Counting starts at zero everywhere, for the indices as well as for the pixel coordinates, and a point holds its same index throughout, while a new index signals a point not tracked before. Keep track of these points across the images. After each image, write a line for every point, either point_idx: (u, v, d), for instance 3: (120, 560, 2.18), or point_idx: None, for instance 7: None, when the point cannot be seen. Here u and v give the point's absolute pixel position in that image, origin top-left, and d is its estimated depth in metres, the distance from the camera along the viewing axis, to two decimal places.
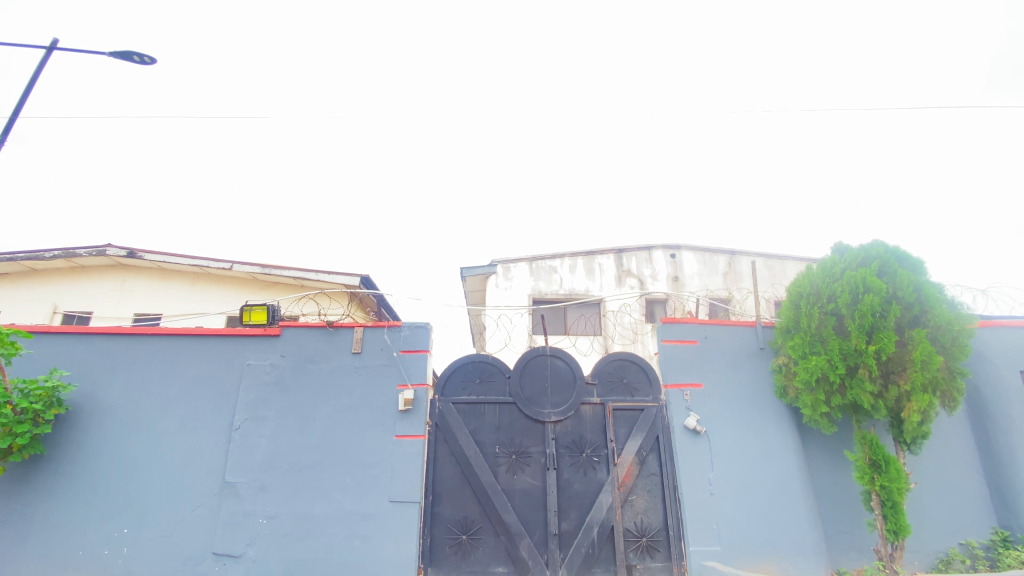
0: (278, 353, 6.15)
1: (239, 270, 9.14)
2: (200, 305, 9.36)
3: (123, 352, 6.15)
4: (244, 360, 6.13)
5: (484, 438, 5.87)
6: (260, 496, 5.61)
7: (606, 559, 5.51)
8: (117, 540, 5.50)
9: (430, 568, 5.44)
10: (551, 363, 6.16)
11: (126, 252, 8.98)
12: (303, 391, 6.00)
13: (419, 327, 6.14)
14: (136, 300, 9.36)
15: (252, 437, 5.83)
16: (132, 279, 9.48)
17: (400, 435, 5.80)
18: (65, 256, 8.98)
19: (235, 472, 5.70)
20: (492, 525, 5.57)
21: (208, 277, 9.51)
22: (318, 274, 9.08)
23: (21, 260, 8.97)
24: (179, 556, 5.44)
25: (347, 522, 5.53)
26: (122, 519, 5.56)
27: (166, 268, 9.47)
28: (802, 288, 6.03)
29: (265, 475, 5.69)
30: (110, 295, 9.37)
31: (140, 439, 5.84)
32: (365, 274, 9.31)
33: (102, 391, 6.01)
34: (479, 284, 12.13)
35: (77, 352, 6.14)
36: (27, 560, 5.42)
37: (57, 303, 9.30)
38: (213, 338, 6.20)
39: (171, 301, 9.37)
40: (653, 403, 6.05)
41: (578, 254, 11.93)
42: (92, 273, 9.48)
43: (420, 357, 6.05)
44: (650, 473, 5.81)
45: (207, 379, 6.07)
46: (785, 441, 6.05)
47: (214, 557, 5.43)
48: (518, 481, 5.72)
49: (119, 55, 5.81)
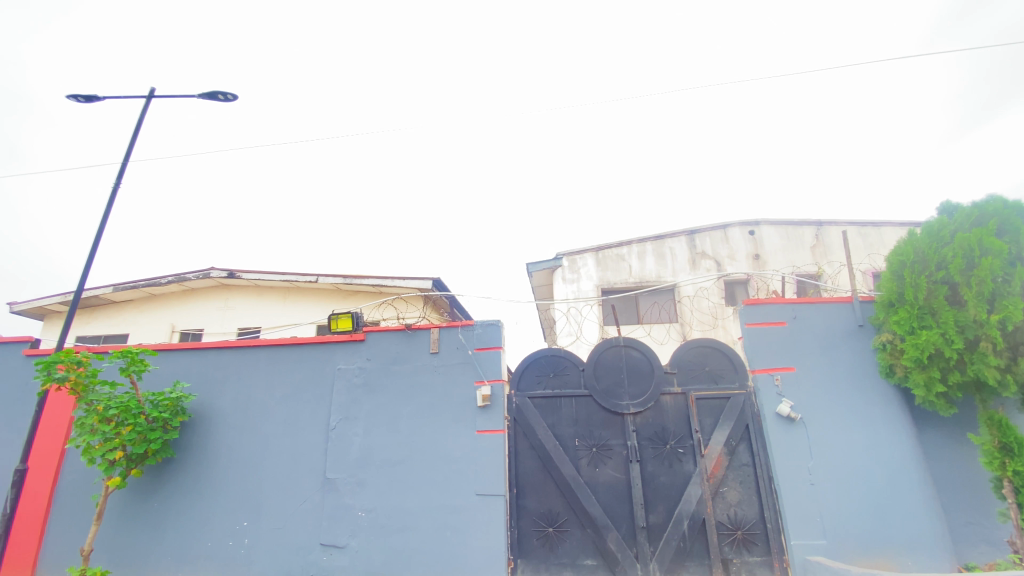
0: (363, 356, 6.51)
1: (323, 282, 9.77)
2: (292, 317, 10.13)
3: (230, 363, 6.79)
4: (334, 365, 6.55)
5: (563, 431, 5.87)
6: (357, 491, 5.98)
7: (698, 552, 5.32)
8: (238, 532, 6.09)
9: (519, 560, 5.53)
10: (626, 354, 6.04)
11: (227, 273, 9.88)
12: (388, 392, 6.31)
13: (491, 325, 6.25)
14: (237, 316, 10.28)
15: (347, 435, 6.22)
16: (233, 297, 10.43)
17: (480, 430, 5.94)
18: (178, 281, 10.04)
19: (334, 469, 6.11)
20: (577, 518, 5.56)
21: (298, 291, 10.26)
22: (393, 281, 9.51)
23: (143, 287, 10.13)
24: (291, 546, 5.93)
25: (437, 515, 5.76)
26: (242, 514, 6.15)
27: (261, 285, 10.32)
28: (904, 257, 5.46)
29: (361, 470, 6.05)
30: (216, 313, 10.37)
31: (251, 441, 6.42)
32: (436, 277, 9.61)
33: (216, 399, 6.67)
34: (546, 278, 12.14)
35: (194, 365, 6.86)
36: (168, 549, 6.15)
37: (174, 323, 10.43)
38: (306, 346, 6.68)
39: (267, 315, 10.21)
40: (740, 390, 5.76)
41: (646, 240, 11.57)
42: (200, 294, 10.54)
43: (494, 353, 6.15)
44: (741, 464, 5.55)
45: (303, 384, 6.56)
46: (893, 424, 5.53)
47: (321, 547, 5.86)
48: (601, 474, 5.67)
49: (206, 96, 6.40)
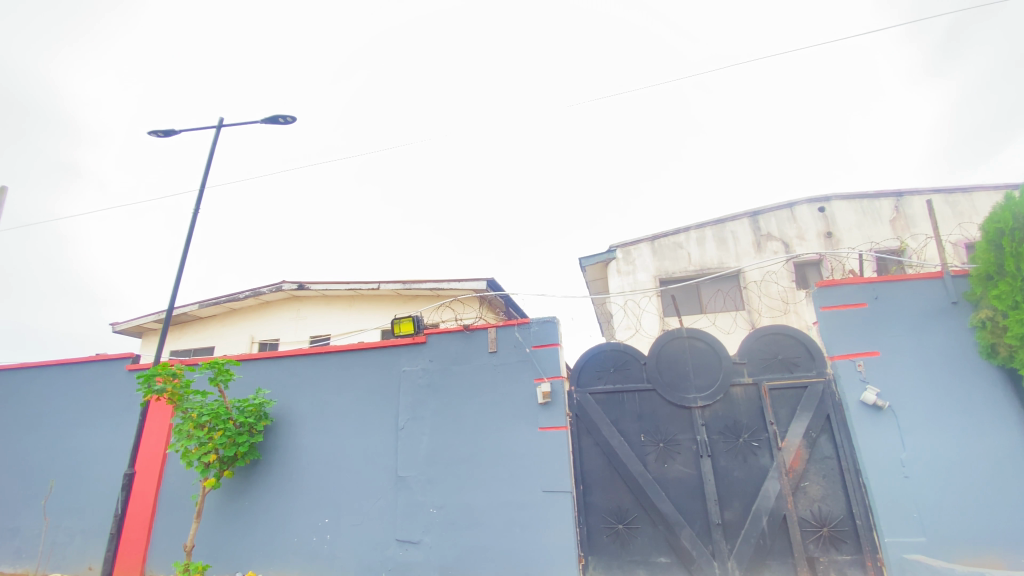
0: (425, 358, 6.71)
1: (384, 288, 10.14)
2: (358, 323, 10.59)
3: (304, 370, 7.21)
4: (399, 368, 6.79)
5: (628, 427, 5.76)
6: (428, 488, 6.17)
7: (780, 550, 5.05)
8: (321, 528, 6.44)
9: (590, 557, 5.49)
10: (690, 345, 5.84)
11: (297, 285, 10.47)
12: (451, 391, 6.46)
13: (547, 322, 6.25)
14: (308, 325, 10.89)
15: (415, 435, 6.43)
16: (304, 308, 11.05)
17: (543, 427, 5.95)
18: (254, 295, 10.77)
19: (405, 467, 6.33)
20: (648, 515, 5.44)
21: (362, 298, 10.72)
22: (449, 283, 9.72)
23: (224, 302, 10.94)
24: (369, 542, 6.20)
25: (506, 512, 5.82)
26: (323, 511, 6.51)
27: (327, 295, 10.87)
28: (1002, 224, 4.90)
29: (430, 468, 6.24)
30: (289, 323, 11.03)
31: (327, 442, 6.78)
32: (491, 277, 9.71)
33: (294, 403, 7.10)
34: (601, 272, 11.97)
35: (273, 372, 7.34)
36: (259, 544, 6.61)
37: (253, 334, 11.20)
38: (372, 351, 6.97)
39: (335, 323, 10.73)
40: (818, 378, 5.42)
41: (705, 225, 11.13)
42: (274, 306, 11.25)
43: (552, 350, 6.14)
44: (823, 456, 5.21)
45: (371, 386, 6.84)
46: (1001, 410, 5.00)
47: (397, 543, 6.09)
48: (670, 470, 5.51)
49: (268, 120, 6.82)
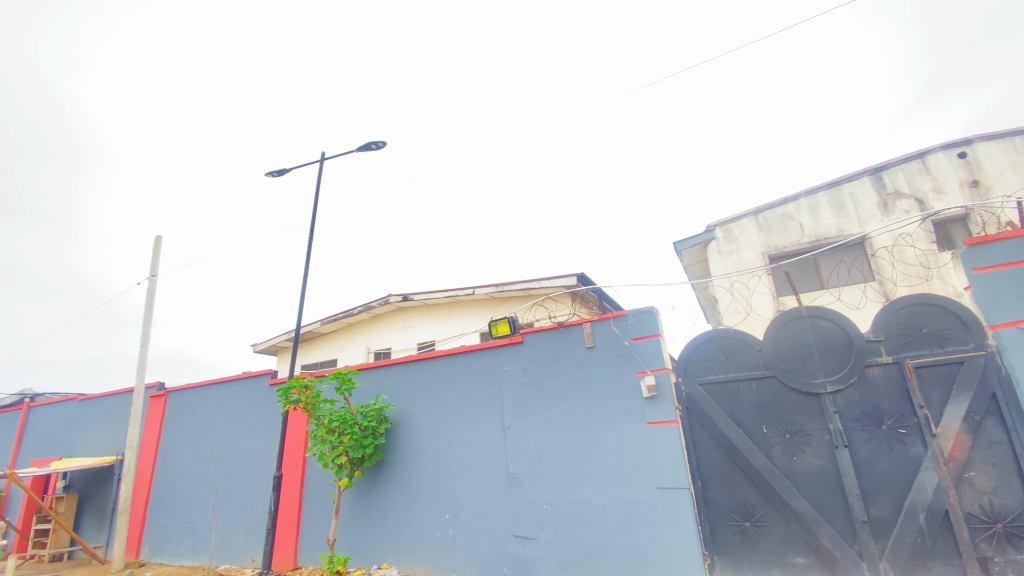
0: (524, 357, 6.82)
1: (479, 292, 10.50)
2: (459, 328, 11.05)
3: (415, 375, 7.69)
4: (500, 368, 6.98)
5: (747, 419, 5.38)
6: (540, 485, 6.26)
7: (945, 551, 4.40)
8: (443, 523, 6.82)
9: (716, 555, 5.20)
10: (812, 325, 5.31)
11: (401, 297, 11.20)
12: (553, 389, 6.49)
13: (645, 312, 6.05)
14: (415, 333, 11.59)
15: (522, 433, 6.55)
16: (409, 317, 11.79)
17: (651, 421, 5.76)
18: (365, 309, 11.70)
19: (516, 465, 6.48)
20: (778, 511, 5.04)
21: (460, 304, 11.19)
22: (540, 282, 9.80)
23: (342, 318, 12.02)
24: (488, 537, 6.44)
25: (621, 509, 5.72)
26: (444, 507, 6.88)
27: (429, 304, 11.49)
28: None
29: (540, 465, 6.32)
30: (398, 332, 11.82)
31: (441, 443, 7.16)
32: (581, 271, 9.62)
33: (408, 407, 7.60)
34: (700, 255, 11.35)
35: (387, 379, 7.92)
36: (390, 538, 7.15)
37: (368, 345, 12.17)
38: (473, 353, 7.25)
39: (438, 329, 11.30)
40: (977, 351, 4.64)
41: (817, 190, 10.06)
42: (384, 317, 12.14)
43: (653, 341, 5.93)
44: (992, 443, 4.46)
45: (476, 388, 7.10)
46: None
47: (515, 538, 6.25)
48: (800, 463, 5.05)
49: (361, 148, 7.54)
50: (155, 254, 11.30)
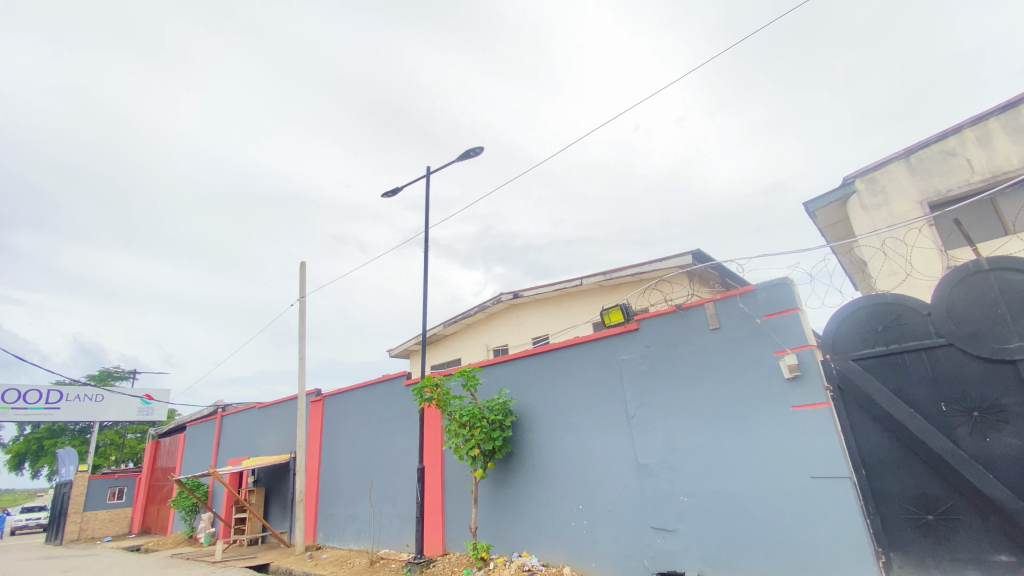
0: (642, 345, 6.58)
1: (588, 282, 10.37)
2: (572, 320, 11.00)
3: (534, 369, 7.83)
4: (618, 357, 6.82)
5: (919, 396, 4.61)
6: (674, 476, 6.00)
7: None
8: (577, 514, 6.85)
9: (892, 553, 4.53)
10: (998, 280, 4.42)
11: (512, 294, 11.49)
12: (677, 375, 6.17)
13: (778, 284, 5.49)
14: (529, 328, 11.79)
15: (649, 423, 6.33)
16: (523, 313, 12.03)
17: (796, 405, 5.21)
18: (481, 309, 12.21)
19: (645, 454, 6.29)
20: (969, 502, 4.25)
21: (571, 295, 11.14)
22: (652, 264, 9.39)
23: (461, 319, 12.68)
24: (624, 527, 6.34)
25: (768, 500, 5.27)
26: (576, 498, 6.91)
27: (539, 298, 11.63)
28: None
29: (672, 455, 6.06)
30: (513, 329, 12.13)
31: (566, 435, 7.20)
32: (695, 248, 9.03)
33: (531, 401, 7.75)
34: (837, 213, 10.01)
35: (509, 375, 8.17)
36: (527, 528, 7.37)
37: (487, 343, 12.68)
38: (589, 344, 7.19)
39: (552, 322, 11.38)
40: None
41: (988, 115, 8.25)
42: (498, 315, 12.56)
43: (791, 316, 5.35)
44: None
45: (596, 378, 7.02)
46: None
47: (652, 530, 6.07)
48: (995, 445, 4.21)
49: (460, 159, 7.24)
50: (301, 278, 12.92)
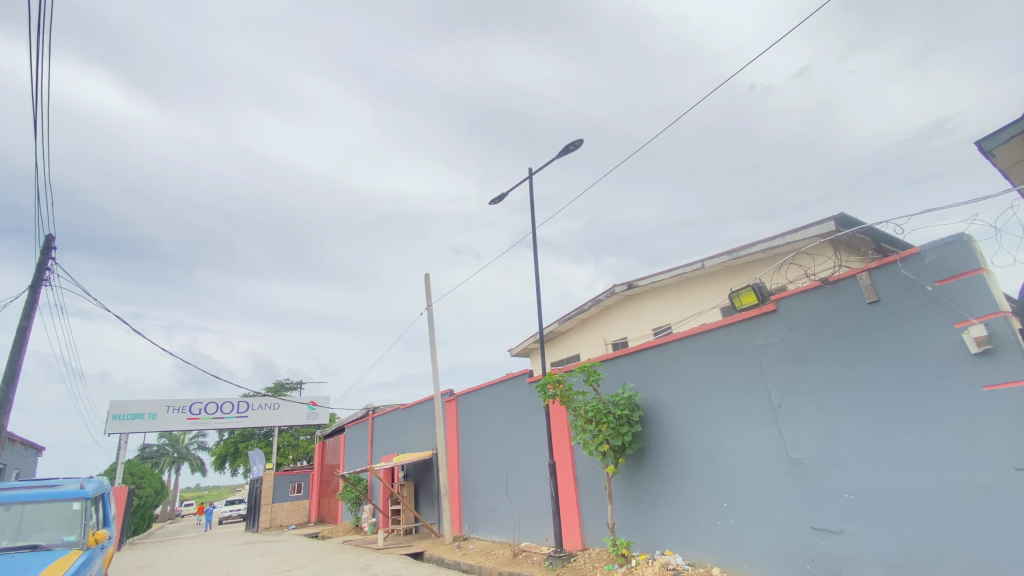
0: (783, 328, 5.98)
1: (711, 264, 9.72)
2: (696, 306, 10.36)
3: (661, 361, 7.51)
4: (755, 343, 6.28)
5: None
6: (835, 471, 5.35)
7: None
8: (723, 513, 6.43)
9: None
10: None
11: (627, 285, 11.17)
12: (830, 359, 5.49)
13: (952, 243, 4.68)
14: (648, 319, 11.35)
15: (799, 413, 5.72)
16: (640, 303, 11.63)
17: (988, 386, 4.38)
18: (595, 302, 12.05)
19: (797, 448, 5.71)
20: None
21: (692, 280, 10.51)
22: (785, 237, 8.50)
23: (576, 314, 12.64)
24: (779, 528, 5.80)
25: (961, 499, 4.46)
26: (720, 495, 6.49)
27: (656, 287, 11.18)
28: None
29: (830, 448, 5.41)
30: (631, 321, 11.78)
31: (702, 428, 6.80)
32: (838, 213, 7.97)
33: (659, 394, 7.44)
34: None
35: (634, 369, 7.93)
36: (669, 526, 7.09)
37: (605, 337, 12.47)
38: (720, 331, 6.72)
39: (673, 311, 10.82)
40: None
41: None
42: (614, 308, 12.29)
43: (973, 279, 4.52)
44: None
45: (732, 367, 6.52)
46: None
47: (814, 532, 5.47)
48: None
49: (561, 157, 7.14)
50: (426, 290, 13.91)
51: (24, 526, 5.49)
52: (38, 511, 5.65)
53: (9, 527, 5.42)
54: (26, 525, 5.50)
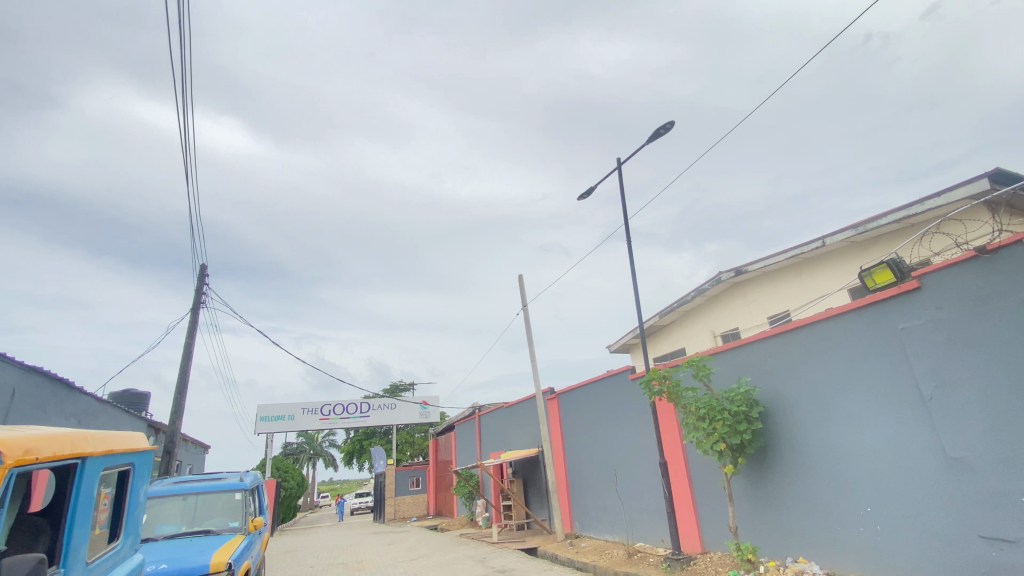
0: (930, 307, 5.14)
1: (833, 241, 8.72)
2: (818, 290, 9.32)
3: (781, 351, 6.85)
4: (896, 326, 5.47)
5: None
6: (1007, 471, 4.49)
7: None
8: (867, 518, 5.68)
9: None
10: None
11: (734, 271, 10.40)
12: (994, 339, 4.62)
13: None
14: (762, 307, 10.44)
15: (956, 404, 4.88)
16: (750, 291, 10.75)
17: None
18: (700, 293, 11.38)
19: (956, 445, 4.87)
20: None
21: (811, 261, 9.50)
22: (927, 202, 7.36)
23: (679, 305, 12.03)
24: (938, 536, 5.00)
25: None
26: (863, 498, 5.75)
27: (769, 272, 10.28)
28: None
29: (999, 444, 4.55)
30: (742, 310, 10.93)
31: (835, 424, 6.07)
32: (996, 168, 6.72)
33: (781, 388, 6.78)
34: None
35: (749, 361, 7.31)
36: (801, 532, 6.43)
37: (713, 329, 11.70)
38: (850, 315, 5.97)
39: (790, 296, 9.84)
40: None
41: None
42: (722, 298, 11.50)
43: None
44: None
45: (867, 355, 5.75)
46: None
47: (985, 541, 4.64)
48: None
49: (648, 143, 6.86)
50: (522, 290, 14.11)
51: (198, 512, 6.44)
52: (208, 500, 6.61)
53: (187, 514, 6.39)
54: (200, 512, 6.44)
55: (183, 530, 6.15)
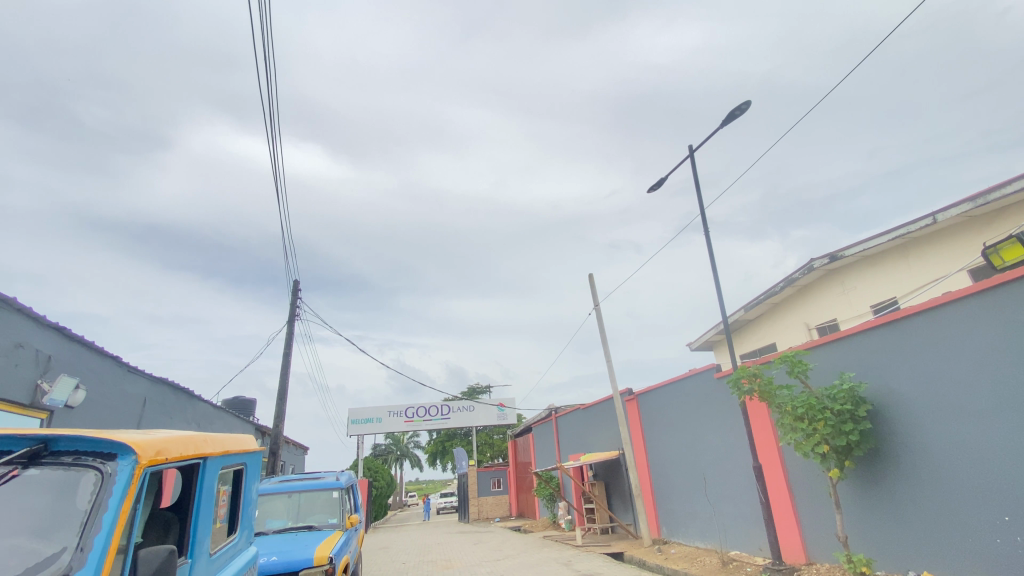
0: None
1: (946, 217, 7.76)
2: (931, 273, 8.30)
3: (889, 343, 6.16)
4: None
5: None
6: None
7: None
8: (1005, 528, 4.95)
9: None
10: None
11: (828, 257, 9.55)
12: None
13: None
14: (863, 295, 9.49)
15: None
16: (848, 278, 9.81)
17: None
18: (789, 282, 10.57)
19: None
20: None
21: (920, 241, 8.50)
22: None
23: (766, 297, 11.24)
24: None
25: None
26: (999, 505, 5.01)
27: (870, 256, 9.33)
28: None
29: None
30: (839, 299, 10.00)
31: (961, 421, 5.36)
32: None
33: (891, 383, 6.09)
34: None
35: (852, 354, 6.65)
36: (923, 543, 5.73)
37: (806, 322, 10.81)
38: (972, 300, 5.24)
39: (896, 282, 8.85)
40: None
41: None
42: (815, 287, 10.59)
43: None
44: None
45: (996, 343, 5.02)
46: None
47: None
48: None
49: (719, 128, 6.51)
50: (593, 289, 13.88)
51: (301, 509, 6.95)
52: (310, 498, 7.11)
53: (292, 510, 6.91)
54: (303, 508, 6.95)
55: (289, 525, 6.66)
